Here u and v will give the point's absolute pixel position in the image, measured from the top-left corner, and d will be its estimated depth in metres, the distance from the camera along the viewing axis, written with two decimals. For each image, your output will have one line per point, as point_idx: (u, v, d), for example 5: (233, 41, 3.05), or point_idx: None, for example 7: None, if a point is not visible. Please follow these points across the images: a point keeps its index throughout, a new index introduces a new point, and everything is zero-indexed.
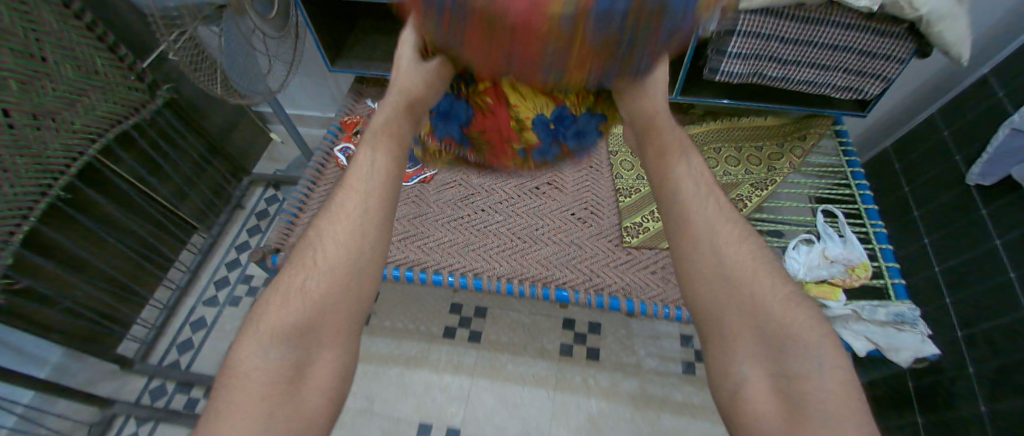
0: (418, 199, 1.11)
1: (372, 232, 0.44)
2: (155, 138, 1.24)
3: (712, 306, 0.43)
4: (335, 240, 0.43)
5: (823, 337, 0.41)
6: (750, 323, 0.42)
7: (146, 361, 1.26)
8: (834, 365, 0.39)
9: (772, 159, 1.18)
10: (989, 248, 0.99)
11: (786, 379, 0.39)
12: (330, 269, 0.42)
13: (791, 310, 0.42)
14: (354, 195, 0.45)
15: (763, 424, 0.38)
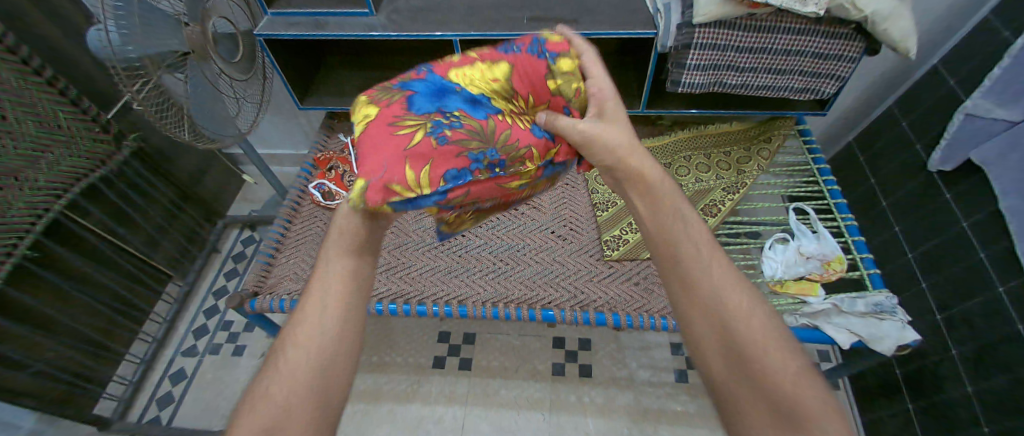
0: (397, 230, 1.10)
1: (341, 323, 0.45)
2: (124, 188, 1.21)
3: (723, 374, 0.40)
4: (304, 334, 0.43)
5: (833, 410, 0.36)
6: (759, 397, 0.38)
7: (125, 419, 1.20)
8: None
9: (740, 163, 1.20)
10: (958, 231, 1.02)
11: None
12: (296, 370, 0.41)
13: (801, 382, 0.38)
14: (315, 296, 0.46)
15: None
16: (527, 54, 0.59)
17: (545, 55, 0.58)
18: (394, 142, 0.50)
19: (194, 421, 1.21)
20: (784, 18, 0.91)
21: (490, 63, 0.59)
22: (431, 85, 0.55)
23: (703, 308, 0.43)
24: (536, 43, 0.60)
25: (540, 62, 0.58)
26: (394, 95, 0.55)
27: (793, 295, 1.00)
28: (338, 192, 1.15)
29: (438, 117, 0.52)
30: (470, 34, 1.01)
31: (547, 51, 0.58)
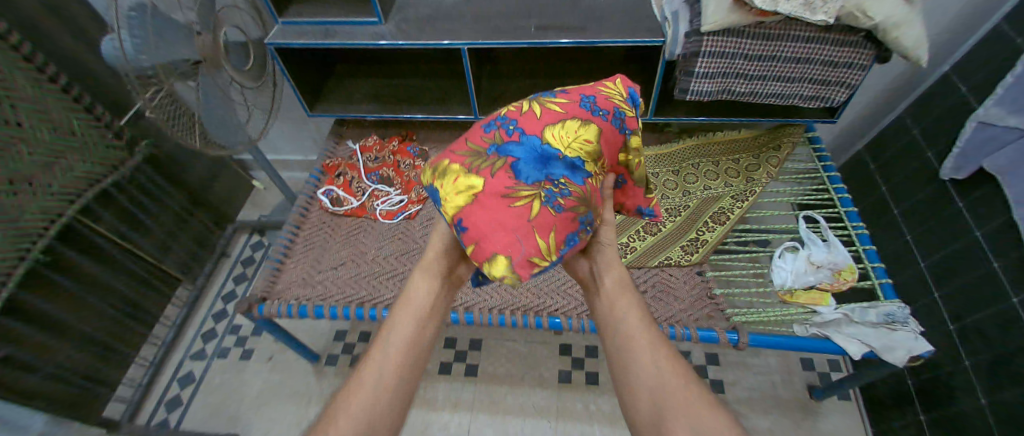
0: (404, 236, 1.10)
1: (404, 368, 0.50)
2: (136, 194, 1.23)
3: (649, 412, 0.46)
4: (376, 375, 0.49)
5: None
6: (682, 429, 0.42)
7: (133, 422, 1.21)
8: None
9: (750, 170, 1.19)
10: (971, 240, 1.00)
11: None
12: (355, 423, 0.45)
13: (716, 420, 0.43)
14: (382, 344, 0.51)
15: None
16: (608, 115, 0.59)
17: (622, 122, 0.61)
18: (516, 218, 0.48)
19: (201, 424, 1.22)
20: (793, 26, 0.90)
21: (579, 116, 0.56)
22: (538, 148, 0.52)
23: (617, 345, 0.52)
24: (613, 104, 0.60)
25: (618, 127, 0.60)
26: (500, 164, 0.51)
27: (803, 305, 0.99)
28: (347, 198, 1.16)
29: (549, 187, 0.50)
30: (479, 41, 1.02)
31: (624, 118, 0.61)
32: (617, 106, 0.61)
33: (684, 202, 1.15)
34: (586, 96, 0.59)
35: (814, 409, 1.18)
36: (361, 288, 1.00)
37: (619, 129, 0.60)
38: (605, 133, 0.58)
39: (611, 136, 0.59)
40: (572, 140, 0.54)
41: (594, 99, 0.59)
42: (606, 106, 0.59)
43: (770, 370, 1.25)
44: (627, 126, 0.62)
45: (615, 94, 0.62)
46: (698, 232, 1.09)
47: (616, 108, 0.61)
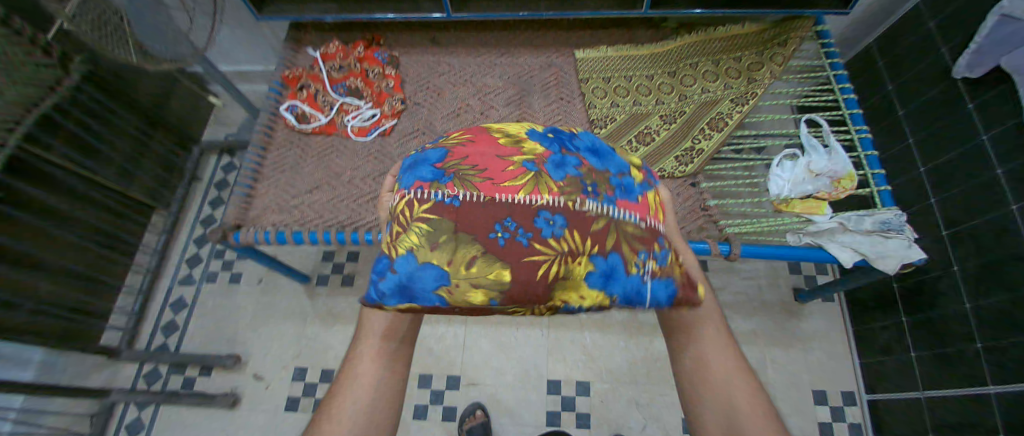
0: (380, 154, 1.02)
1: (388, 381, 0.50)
2: (84, 117, 1.12)
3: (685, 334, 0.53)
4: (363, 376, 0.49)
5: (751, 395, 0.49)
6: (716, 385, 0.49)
7: (133, 347, 1.24)
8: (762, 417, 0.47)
9: (753, 69, 1.07)
10: (976, 143, 0.95)
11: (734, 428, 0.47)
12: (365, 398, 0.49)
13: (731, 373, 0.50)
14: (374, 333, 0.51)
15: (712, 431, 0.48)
16: (504, 224, 0.44)
17: (535, 198, 0.47)
18: None
19: (201, 348, 1.24)
20: None
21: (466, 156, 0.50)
22: None
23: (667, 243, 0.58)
24: (479, 190, 0.47)
25: (525, 219, 0.45)
26: None
27: (799, 214, 0.95)
28: (313, 114, 1.06)
29: None
30: None
31: (513, 225, 0.45)
32: (447, 169, 0.49)
33: (680, 108, 1.06)
34: (424, 161, 0.52)
35: (798, 311, 1.22)
36: (340, 211, 0.96)
37: (558, 172, 0.50)
38: (479, 159, 0.50)
39: (497, 163, 0.49)
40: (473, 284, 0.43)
41: (428, 164, 0.51)
42: (485, 190, 0.47)
43: (757, 275, 1.26)
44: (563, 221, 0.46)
45: (467, 252, 0.43)
46: (693, 140, 1.01)
47: (456, 168, 0.49)
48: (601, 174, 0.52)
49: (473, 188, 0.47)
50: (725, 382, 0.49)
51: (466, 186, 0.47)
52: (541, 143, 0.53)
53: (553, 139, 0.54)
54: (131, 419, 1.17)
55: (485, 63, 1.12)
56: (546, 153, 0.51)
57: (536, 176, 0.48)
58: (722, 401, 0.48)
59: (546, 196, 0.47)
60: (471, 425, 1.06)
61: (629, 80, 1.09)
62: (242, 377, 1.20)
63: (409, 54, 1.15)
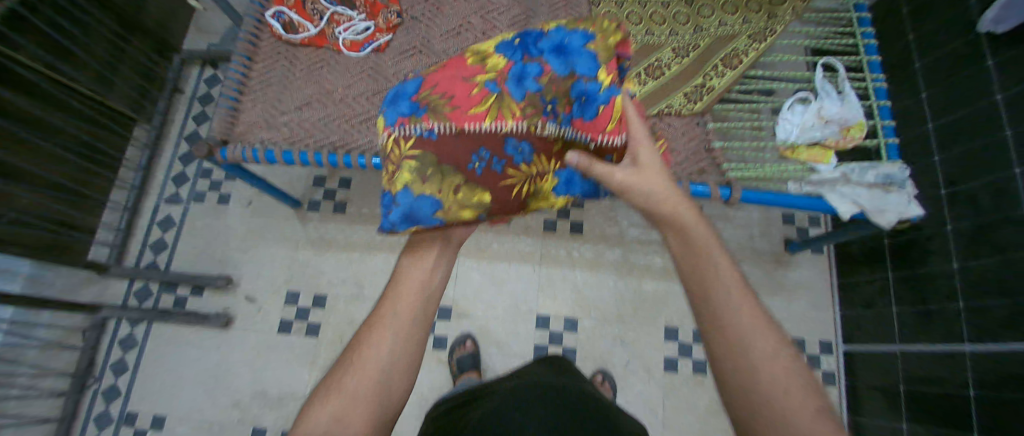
0: (374, 74, 0.96)
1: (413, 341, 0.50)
2: (53, 17, 1.04)
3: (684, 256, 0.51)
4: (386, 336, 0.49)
5: (749, 303, 0.46)
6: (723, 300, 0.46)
7: (122, 263, 1.23)
8: (766, 328, 0.44)
9: (774, 3, 0.99)
10: (989, 102, 0.92)
11: (735, 339, 0.43)
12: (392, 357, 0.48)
13: (739, 290, 0.47)
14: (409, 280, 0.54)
15: (722, 352, 0.44)
16: (479, 154, 0.57)
17: (500, 124, 0.57)
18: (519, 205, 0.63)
19: (191, 268, 1.24)
20: None
21: (437, 85, 0.59)
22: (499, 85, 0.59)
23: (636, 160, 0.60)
24: (451, 121, 0.56)
25: (498, 150, 0.58)
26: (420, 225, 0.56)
27: (803, 162, 0.92)
28: (302, 23, 0.97)
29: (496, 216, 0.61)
30: None
31: (487, 153, 0.57)
32: (422, 101, 0.58)
33: (694, 41, 0.99)
34: (402, 95, 0.60)
35: (786, 261, 1.24)
36: (332, 132, 0.92)
37: (518, 90, 0.58)
38: (447, 85, 0.59)
39: (462, 89, 0.58)
40: (462, 207, 0.56)
41: (405, 98, 0.60)
42: (455, 118, 0.56)
43: (751, 224, 1.26)
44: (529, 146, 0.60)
45: (452, 180, 0.56)
46: (705, 77, 0.97)
47: (430, 100, 0.58)
48: (561, 85, 0.59)
49: (445, 119, 0.56)
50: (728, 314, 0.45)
51: (439, 118, 0.56)
52: (504, 55, 0.60)
53: (517, 47, 0.61)
54: (124, 335, 1.19)
55: None
56: (506, 67, 0.59)
57: (498, 99, 0.57)
58: (727, 322, 0.45)
59: (510, 121, 0.57)
60: (461, 354, 1.10)
61: (642, 6, 1.02)
62: (235, 298, 1.21)
63: None
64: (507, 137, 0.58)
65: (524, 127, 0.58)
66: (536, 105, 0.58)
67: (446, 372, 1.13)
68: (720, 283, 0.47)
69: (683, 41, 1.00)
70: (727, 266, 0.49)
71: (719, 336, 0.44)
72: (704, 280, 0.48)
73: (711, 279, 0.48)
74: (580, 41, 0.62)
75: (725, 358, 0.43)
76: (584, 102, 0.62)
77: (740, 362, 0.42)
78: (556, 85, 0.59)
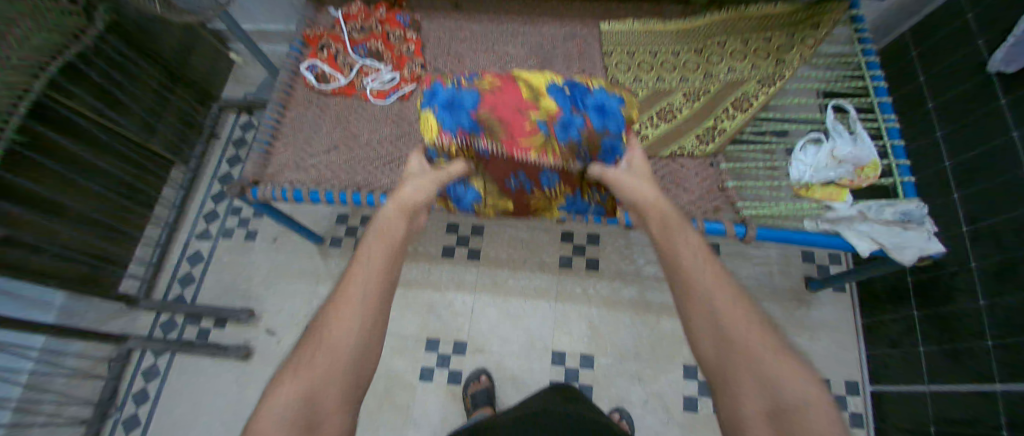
0: (398, 119, 1.02)
1: (381, 292, 0.51)
2: (105, 67, 1.13)
3: (659, 232, 0.58)
4: (354, 292, 0.51)
5: (713, 267, 0.54)
6: (692, 264, 0.53)
7: (151, 297, 1.27)
8: (729, 289, 0.52)
9: (781, 50, 1.04)
10: (1007, 139, 0.92)
11: (705, 297, 0.51)
12: (362, 311, 0.49)
13: (702, 257, 0.54)
14: (358, 276, 0.52)
15: (693, 307, 0.51)
16: (518, 176, 0.73)
17: (544, 158, 0.67)
18: (529, 209, 0.83)
19: (215, 301, 1.27)
20: None
21: (494, 105, 0.66)
22: (548, 125, 0.66)
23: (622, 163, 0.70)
24: (504, 147, 0.66)
25: (533, 174, 0.73)
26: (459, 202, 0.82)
27: (817, 200, 0.93)
28: (333, 74, 1.05)
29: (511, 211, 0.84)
30: None
31: (523, 176, 0.73)
32: (480, 120, 0.66)
33: (704, 86, 1.03)
34: (460, 105, 0.67)
35: (808, 300, 1.22)
36: (357, 173, 0.96)
37: (563, 135, 0.67)
38: (503, 109, 0.66)
39: (518, 119, 0.66)
40: (490, 204, 0.82)
41: (464, 110, 0.67)
42: (508, 145, 0.66)
43: (769, 260, 1.25)
44: (557, 177, 0.74)
45: (493, 186, 0.76)
46: (716, 119, 0.99)
47: (489, 126, 0.66)
48: (597, 137, 0.68)
49: (500, 143, 0.66)
50: (695, 272, 0.53)
51: (493, 141, 0.66)
52: (557, 99, 0.68)
53: (566, 97, 0.69)
54: (148, 365, 1.21)
55: (507, 30, 1.10)
56: (558, 112, 0.67)
57: (546, 140, 0.66)
58: (688, 282, 0.52)
59: (551, 157, 0.67)
60: (475, 389, 1.09)
61: (654, 56, 1.07)
62: (255, 332, 1.24)
63: (430, 17, 1.13)
64: (543, 170, 0.72)
65: (560, 164, 0.68)
66: (573, 150, 0.68)
67: (459, 409, 1.12)
68: (687, 250, 0.55)
69: (695, 84, 1.03)
70: (695, 240, 0.56)
71: (688, 295, 0.51)
72: (674, 249, 0.56)
73: (681, 248, 0.55)
74: (616, 105, 0.71)
75: (694, 312, 0.50)
76: (610, 153, 0.70)
77: (710, 315, 0.49)
78: (592, 139, 0.68)
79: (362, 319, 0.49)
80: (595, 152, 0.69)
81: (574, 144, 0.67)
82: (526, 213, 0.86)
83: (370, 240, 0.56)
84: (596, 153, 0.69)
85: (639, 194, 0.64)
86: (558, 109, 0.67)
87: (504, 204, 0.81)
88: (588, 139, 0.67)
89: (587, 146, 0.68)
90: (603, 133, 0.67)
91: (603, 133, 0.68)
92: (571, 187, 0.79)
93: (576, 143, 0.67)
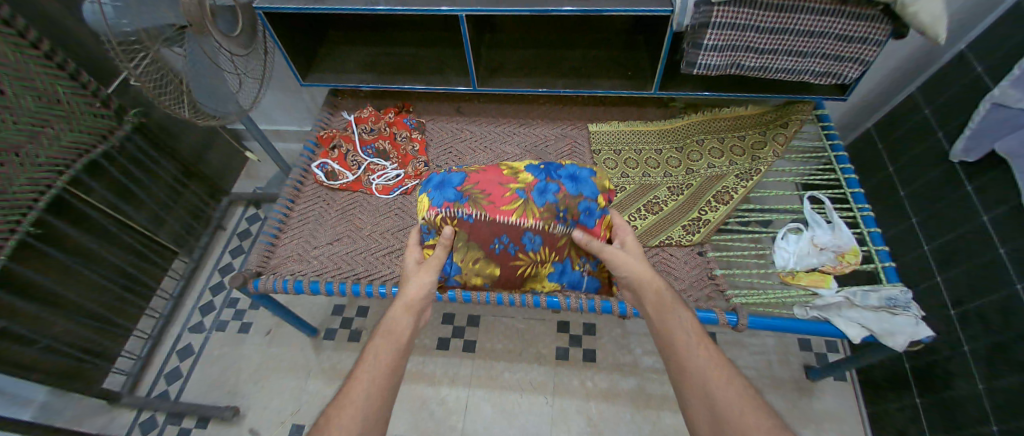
0: (401, 212, 1.08)
1: (386, 394, 0.53)
2: (127, 163, 1.21)
3: (654, 314, 0.62)
4: (356, 394, 0.52)
5: (705, 346, 0.56)
6: (684, 346, 0.56)
7: (134, 393, 1.22)
8: (722, 368, 0.53)
9: (755, 147, 1.15)
10: (977, 225, 0.98)
11: (699, 380, 0.52)
12: (364, 413, 0.51)
13: (694, 338, 0.57)
14: (364, 381, 0.53)
15: (689, 389, 0.53)
16: (502, 239, 0.76)
17: (523, 221, 0.75)
18: (516, 278, 0.82)
19: (201, 397, 1.22)
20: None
21: (479, 181, 0.78)
22: (526, 192, 0.77)
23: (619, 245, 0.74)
24: (486, 212, 0.75)
25: (517, 237, 0.76)
26: (445, 275, 0.82)
27: (805, 287, 0.96)
28: (342, 171, 1.13)
29: (498, 281, 0.83)
30: (479, 9, 0.92)
31: (507, 239, 0.76)
32: (466, 192, 0.77)
33: (687, 180, 1.12)
34: (449, 183, 0.78)
35: (810, 389, 1.20)
36: (357, 265, 0.99)
37: (541, 199, 0.76)
38: (486, 184, 0.78)
39: (498, 190, 0.77)
40: (476, 273, 0.81)
41: (452, 187, 0.78)
42: (490, 211, 0.75)
43: (766, 349, 1.25)
44: (541, 240, 0.77)
45: (475, 254, 0.78)
46: (700, 211, 1.06)
47: (472, 194, 0.76)
48: (572, 200, 0.77)
49: (482, 209, 0.75)
50: (688, 354, 0.55)
51: (477, 207, 0.75)
52: (533, 173, 0.79)
53: (542, 170, 0.80)
54: None
55: (504, 133, 1.21)
56: (534, 181, 0.78)
57: (524, 204, 0.76)
58: (681, 363, 0.55)
59: (531, 220, 0.75)
60: None
61: (638, 153, 1.17)
62: (238, 431, 1.17)
63: (435, 122, 1.24)
64: (526, 231, 0.76)
65: (541, 226, 0.75)
66: (551, 212, 0.76)
67: None
68: (680, 332, 0.58)
69: (678, 179, 1.12)
70: (688, 320, 0.59)
71: (686, 379, 0.53)
72: (669, 331, 0.58)
73: (674, 329, 0.58)
74: (588, 175, 0.81)
75: (691, 395, 0.52)
76: (588, 216, 0.77)
77: (706, 398, 0.51)
78: (567, 200, 0.76)
79: (365, 421, 0.51)
80: (575, 214, 0.76)
81: (550, 207, 0.76)
82: (516, 284, 0.84)
83: (375, 338, 0.59)
84: (574, 215, 0.76)
85: (631, 270, 0.67)
86: (534, 178, 0.79)
87: (489, 274, 0.81)
88: (564, 201, 0.76)
89: (564, 208, 0.76)
90: (577, 196, 0.77)
91: (577, 195, 0.77)
92: (557, 253, 0.81)
93: (553, 206, 0.76)
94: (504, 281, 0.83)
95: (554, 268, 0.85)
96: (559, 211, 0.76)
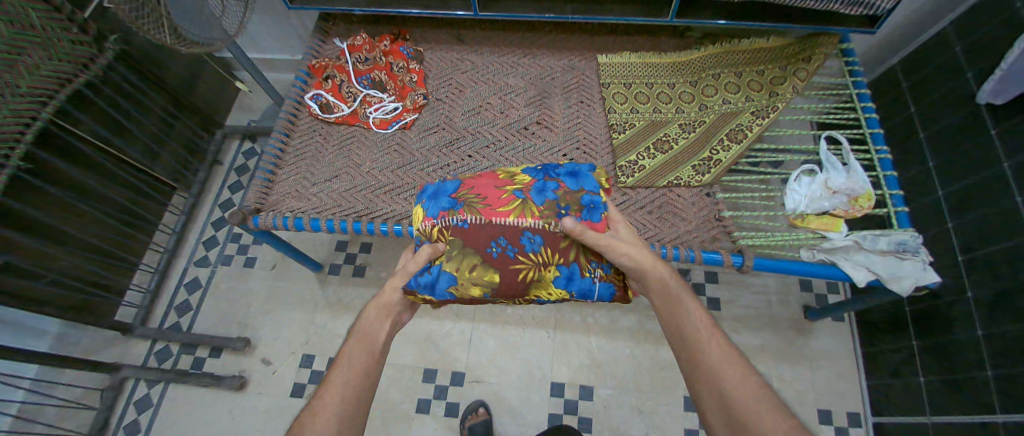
0: (400, 148, 1.04)
1: (360, 392, 0.51)
2: (113, 95, 1.15)
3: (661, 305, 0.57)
4: (328, 401, 0.49)
5: (716, 339, 0.52)
6: (694, 339, 0.52)
7: (147, 323, 1.26)
8: (735, 360, 0.50)
9: (775, 83, 1.07)
10: (997, 171, 0.94)
11: (712, 376, 0.49)
12: (340, 416, 0.48)
13: (707, 332, 0.52)
14: (336, 384, 0.50)
15: (700, 384, 0.50)
16: (500, 241, 0.64)
17: (522, 221, 0.65)
18: (518, 287, 0.64)
19: (212, 329, 1.26)
20: None
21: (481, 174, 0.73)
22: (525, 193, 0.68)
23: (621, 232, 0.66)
24: (482, 214, 0.65)
25: (516, 238, 0.64)
26: (428, 291, 0.61)
27: (813, 230, 0.94)
28: (337, 104, 1.07)
29: (494, 294, 0.65)
30: None
31: (504, 241, 0.64)
32: (458, 199, 0.68)
33: (699, 118, 1.06)
34: (443, 192, 0.70)
35: (807, 329, 1.22)
36: (357, 202, 0.97)
37: (540, 198, 0.67)
38: (481, 188, 0.69)
39: (496, 192, 0.68)
40: (473, 284, 0.63)
41: (445, 194, 0.70)
42: (486, 214, 0.66)
43: (767, 290, 1.26)
44: (541, 240, 0.65)
45: (470, 260, 0.63)
46: (712, 151, 1.01)
47: (467, 197, 0.68)
48: (574, 195, 0.67)
49: (477, 213, 0.66)
50: (697, 348, 0.51)
51: (472, 212, 0.66)
52: (529, 174, 0.71)
53: (540, 170, 0.72)
54: (140, 396, 1.18)
55: (507, 64, 1.13)
56: (531, 181, 0.69)
57: (523, 203, 0.67)
58: (692, 358, 0.51)
59: (530, 219, 0.65)
60: (474, 421, 1.06)
61: (650, 87, 1.10)
62: (251, 360, 1.22)
63: (433, 52, 1.16)
64: (525, 231, 0.65)
65: (540, 224, 0.65)
66: (553, 209, 0.66)
67: None
68: (689, 325, 0.53)
69: (690, 116, 1.06)
70: (701, 314, 0.55)
71: (699, 378, 0.50)
72: (678, 324, 0.54)
73: (683, 322, 0.54)
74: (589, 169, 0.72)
75: (703, 390, 0.49)
76: (594, 209, 0.65)
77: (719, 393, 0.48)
78: (569, 195, 0.67)
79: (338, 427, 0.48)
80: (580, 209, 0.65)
81: (551, 211, 0.66)
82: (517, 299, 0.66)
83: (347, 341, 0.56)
84: (580, 210, 0.65)
85: (638, 261, 0.60)
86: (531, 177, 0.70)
87: (484, 285, 0.64)
88: (566, 196, 0.67)
89: (569, 210, 0.66)
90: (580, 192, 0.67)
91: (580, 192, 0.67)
92: (563, 257, 0.67)
93: (553, 206, 0.66)
94: (503, 294, 0.65)
95: (562, 274, 0.67)
96: (561, 207, 0.66)
